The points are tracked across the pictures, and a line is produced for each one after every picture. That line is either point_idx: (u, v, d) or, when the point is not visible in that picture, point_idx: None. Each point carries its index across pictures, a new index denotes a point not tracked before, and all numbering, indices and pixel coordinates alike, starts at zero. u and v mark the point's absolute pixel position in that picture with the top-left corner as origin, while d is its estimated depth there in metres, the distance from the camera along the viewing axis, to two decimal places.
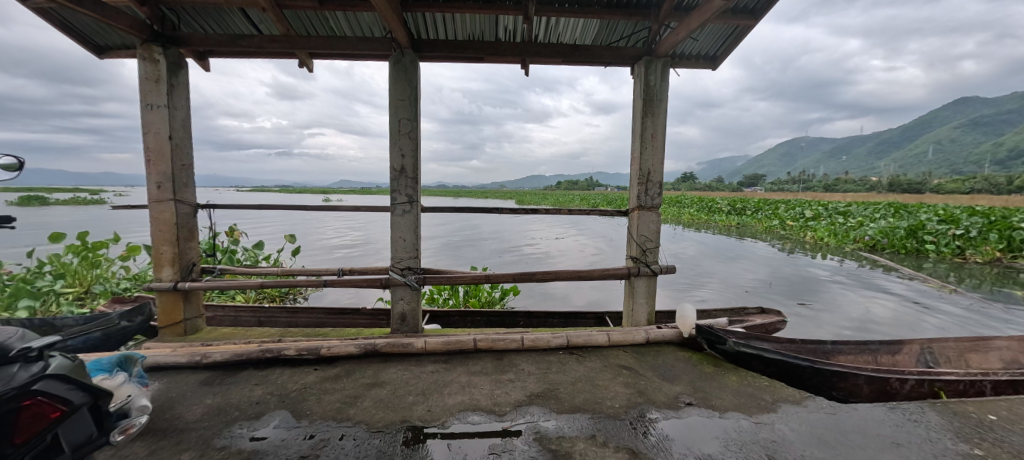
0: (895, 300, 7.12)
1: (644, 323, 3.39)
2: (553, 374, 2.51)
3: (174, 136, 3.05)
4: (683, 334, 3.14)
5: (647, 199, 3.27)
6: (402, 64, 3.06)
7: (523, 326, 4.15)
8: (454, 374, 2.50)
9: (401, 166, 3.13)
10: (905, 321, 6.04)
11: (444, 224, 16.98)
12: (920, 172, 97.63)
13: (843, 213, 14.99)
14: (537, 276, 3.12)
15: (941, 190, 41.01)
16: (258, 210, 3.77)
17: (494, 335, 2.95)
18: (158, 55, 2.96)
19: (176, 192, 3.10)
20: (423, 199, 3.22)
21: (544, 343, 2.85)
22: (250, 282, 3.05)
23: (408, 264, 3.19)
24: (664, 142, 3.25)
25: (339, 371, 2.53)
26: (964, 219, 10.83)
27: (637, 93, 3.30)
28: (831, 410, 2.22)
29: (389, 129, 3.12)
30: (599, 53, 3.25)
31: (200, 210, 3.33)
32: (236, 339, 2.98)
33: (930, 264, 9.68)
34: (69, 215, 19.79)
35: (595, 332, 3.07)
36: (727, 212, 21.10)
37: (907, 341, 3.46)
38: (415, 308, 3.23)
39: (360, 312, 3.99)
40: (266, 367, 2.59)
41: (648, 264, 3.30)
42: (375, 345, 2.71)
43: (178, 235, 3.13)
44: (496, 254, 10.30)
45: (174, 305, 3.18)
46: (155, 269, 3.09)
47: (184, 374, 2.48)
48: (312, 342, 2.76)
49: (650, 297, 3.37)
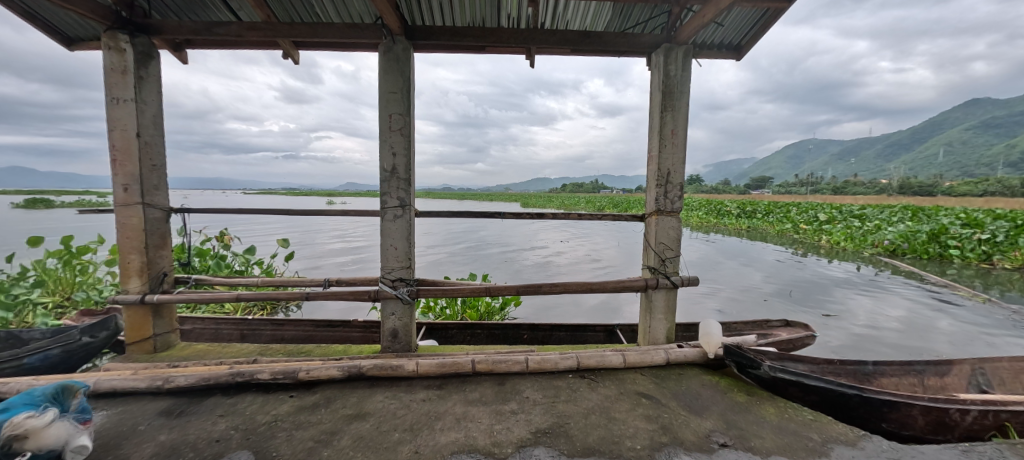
0: (922, 307, 6.71)
1: (662, 340, 2.99)
2: (561, 404, 2.18)
3: (142, 133, 2.73)
4: (708, 355, 2.74)
5: (666, 202, 2.87)
6: (393, 52, 2.69)
7: (527, 340, 3.81)
8: (449, 404, 2.18)
9: (392, 165, 2.76)
10: (937, 332, 5.61)
11: (445, 229, 16.67)
12: (931, 174, 95.92)
13: (859, 216, 14.50)
14: (542, 288, 2.76)
15: (955, 192, 40.11)
16: (240, 213, 3.45)
17: (494, 356, 2.60)
18: (125, 44, 2.65)
19: (145, 195, 2.76)
20: (416, 203, 2.83)
21: (551, 365, 2.51)
22: (225, 294, 2.74)
23: (399, 275, 2.81)
24: (686, 139, 2.84)
25: (318, 399, 2.22)
26: (990, 223, 10.34)
27: (655, 85, 2.91)
28: (894, 455, 1.85)
29: (378, 126, 2.76)
30: (613, 41, 2.88)
31: (174, 215, 3.01)
32: (208, 358, 2.67)
33: (954, 270, 9.23)
34: (61, 218, 19.62)
35: (608, 351, 2.72)
36: (737, 214, 20.66)
37: (958, 361, 3.15)
38: (407, 324, 2.84)
39: (350, 324, 3.68)
40: (236, 393, 2.29)
41: (667, 275, 2.89)
42: (360, 367, 2.39)
43: (147, 242, 2.80)
44: (498, 260, 9.97)
45: (143, 320, 2.81)
46: (121, 280, 2.75)
47: (143, 402, 2.19)
48: (290, 364, 2.45)
49: (670, 313, 2.96)
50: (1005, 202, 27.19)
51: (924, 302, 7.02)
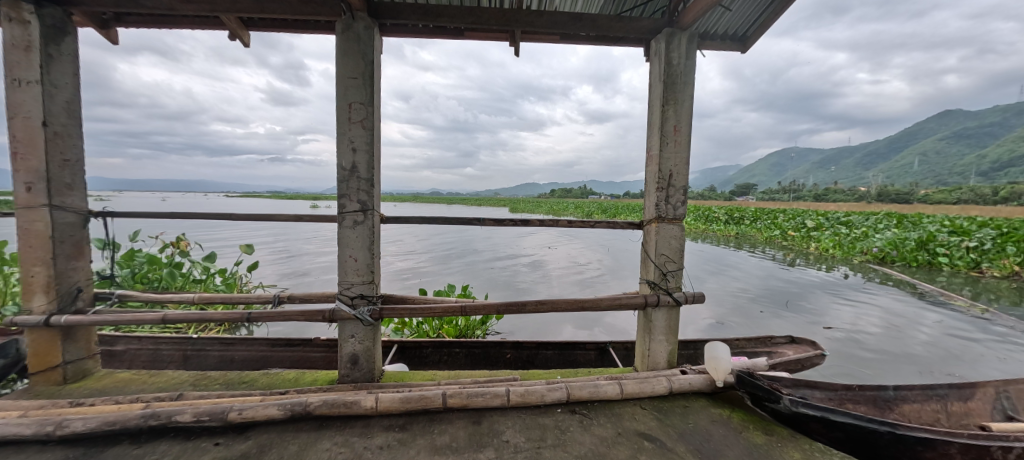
0: (922, 317, 6.42)
1: (663, 365, 2.64)
2: (548, 451, 1.81)
3: (51, 122, 2.28)
4: (715, 383, 2.40)
5: (668, 208, 2.53)
6: (352, 31, 2.31)
7: (511, 360, 3.44)
8: (411, 453, 1.78)
9: (352, 163, 2.37)
10: (945, 344, 5.29)
11: (430, 236, 16.16)
12: (907, 182, 99.05)
13: (846, 224, 14.55)
14: (527, 307, 2.39)
15: (932, 201, 41.22)
16: (181, 218, 3.00)
17: (470, 387, 2.21)
18: (28, 15, 2.21)
19: (54, 196, 2.30)
20: (381, 207, 2.43)
21: (536, 397, 2.14)
22: (149, 315, 2.29)
23: (360, 292, 2.41)
24: (690, 137, 2.52)
25: (249, 448, 1.80)
26: (976, 231, 10.39)
27: (655, 75, 2.59)
28: None
29: (336, 117, 2.37)
30: (608, 24, 2.55)
31: (94, 219, 2.54)
32: (126, 393, 2.22)
33: (943, 278, 9.19)
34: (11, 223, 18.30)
35: (602, 378, 2.35)
36: (725, 221, 20.70)
37: (980, 384, 2.88)
38: (369, 348, 2.43)
39: (312, 343, 3.27)
40: (147, 441, 1.85)
41: (668, 291, 2.55)
42: (307, 405, 1.97)
43: (56, 251, 2.34)
44: (484, 268, 9.56)
45: (50, 345, 2.33)
46: (22, 297, 2.28)
47: (26, 456, 1.74)
48: (221, 401, 2.01)
49: (671, 333, 2.62)
50: (980, 209, 28.08)
51: (923, 311, 6.74)
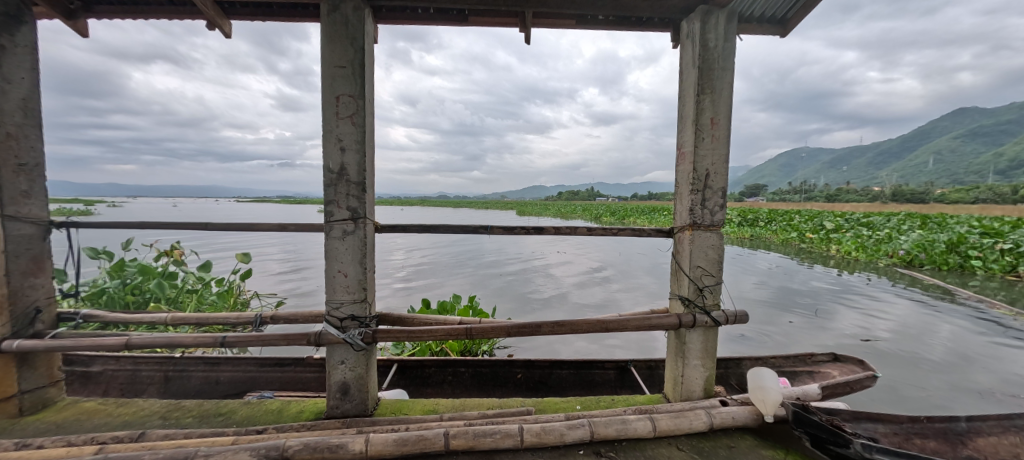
0: (974, 323, 5.69)
1: (698, 394, 2.30)
2: None
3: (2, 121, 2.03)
4: (763, 417, 2.05)
5: (703, 213, 2.20)
6: (340, 12, 2.03)
7: (521, 381, 3.12)
8: None
9: (341, 165, 2.09)
10: (1011, 359, 4.54)
11: (436, 243, 15.87)
12: (923, 182, 96.75)
13: (866, 226, 14.02)
14: (541, 329, 2.08)
15: (952, 201, 39.97)
16: (160, 227, 2.74)
17: (477, 424, 1.88)
18: None
19: (6, 204, 2.05)
20: (374, 214, 2.14)
21: (556, 438, 1.81)
22: (112, 340, 2.02)
23: (352, 312, 2.12)
24: (727, 131, 2.20)
25: None
26: (1010, 232, 9.85)
27: (685, 60, 2.27)
28: None
29: (324, 111, 2.09)
30: (631, 3, 2.24)
31: (58, 230, 2.29)
32: (83, 431, 1.93)
33: (977, 282, 8.67)
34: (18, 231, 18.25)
35: (631, 413, 2.01)
36: (739, 223, 20.17)
37: None
38: (362, 375, 2.14)
39: (303, 363, 2.99)
40: None
41: (705, 309, 2.21)
42: (285, 448, 1.66)
43: (11, 267, 2.08)
44: (490, 274, 9.24)
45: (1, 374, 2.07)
46: None
47: None
48: (183, 444, 1.70)
49: (708, 357, 2.28)
50: (1004, 209, 27.17)
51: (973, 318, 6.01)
